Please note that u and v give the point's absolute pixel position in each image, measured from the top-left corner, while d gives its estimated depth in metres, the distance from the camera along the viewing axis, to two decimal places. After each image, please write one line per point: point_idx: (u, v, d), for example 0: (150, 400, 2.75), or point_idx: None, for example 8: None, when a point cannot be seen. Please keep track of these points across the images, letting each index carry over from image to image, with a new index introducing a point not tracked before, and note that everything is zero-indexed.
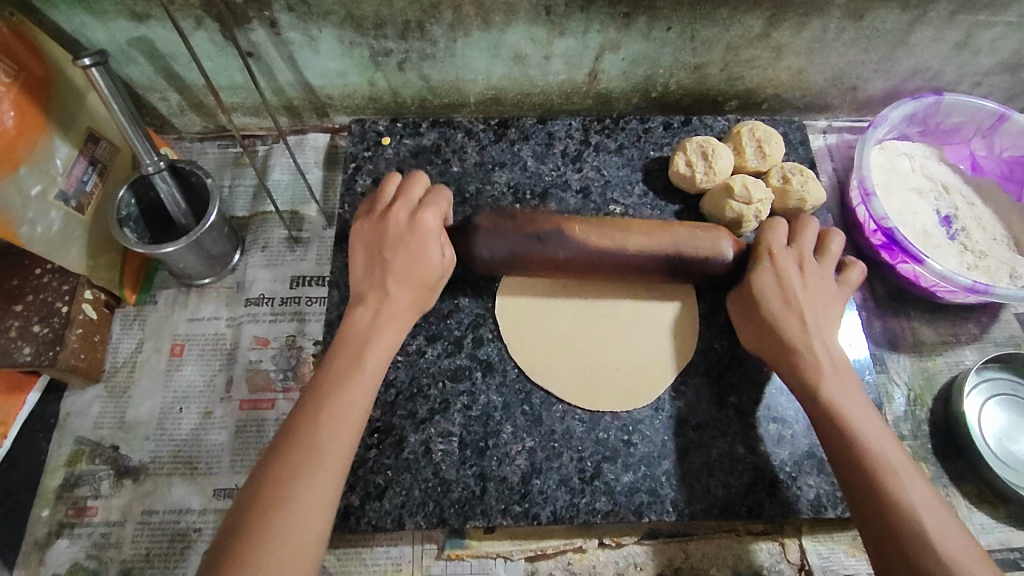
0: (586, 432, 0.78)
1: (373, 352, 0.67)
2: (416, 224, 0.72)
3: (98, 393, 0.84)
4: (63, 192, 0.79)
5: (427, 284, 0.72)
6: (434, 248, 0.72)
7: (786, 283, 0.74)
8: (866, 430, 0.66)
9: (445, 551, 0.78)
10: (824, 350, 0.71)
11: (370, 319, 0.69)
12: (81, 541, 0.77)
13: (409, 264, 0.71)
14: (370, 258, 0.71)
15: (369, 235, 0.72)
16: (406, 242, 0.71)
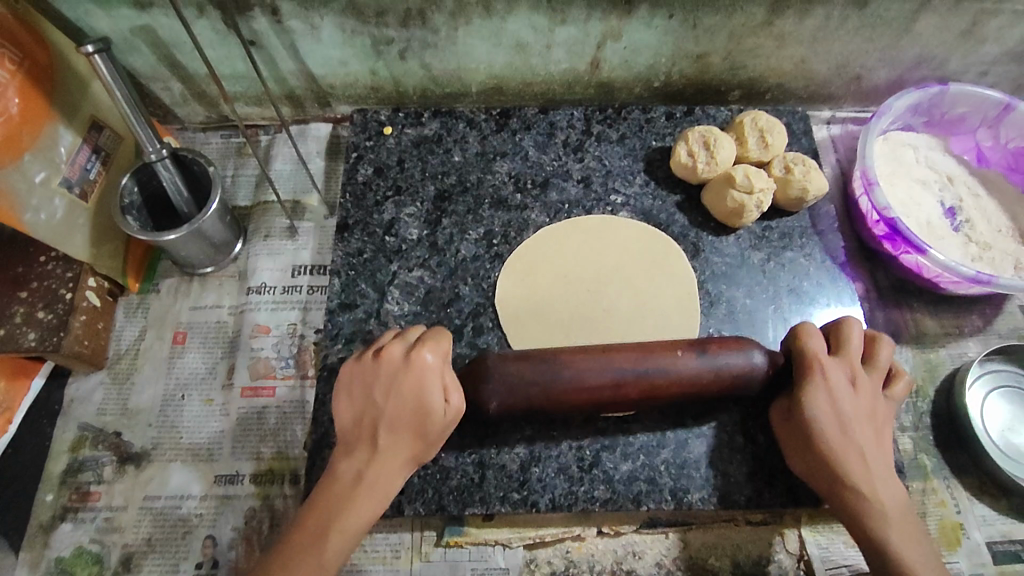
0: (585, 421, 0.79)
1: (360, 502, 0.65)
2: (410, 364, 0.67)
3: (101, 379, 0.85)
4: (67, 180, 0.80)
5: (425, 434, 0.67)
6: (433, 374, 0.67)
7: (837, 398, 0.68)
8: (913, 555, 0.64)
9: (444, 538, 0.78)
10: (878, 480, 0.67)
11: (365, 455, 0.66)
12: (85, 525, 0.78)
13: (403, 407, 0.66)
14: (366, 396, 0.67)
15: (366, 402, 0.67)
16: (399, 382, 0.67)
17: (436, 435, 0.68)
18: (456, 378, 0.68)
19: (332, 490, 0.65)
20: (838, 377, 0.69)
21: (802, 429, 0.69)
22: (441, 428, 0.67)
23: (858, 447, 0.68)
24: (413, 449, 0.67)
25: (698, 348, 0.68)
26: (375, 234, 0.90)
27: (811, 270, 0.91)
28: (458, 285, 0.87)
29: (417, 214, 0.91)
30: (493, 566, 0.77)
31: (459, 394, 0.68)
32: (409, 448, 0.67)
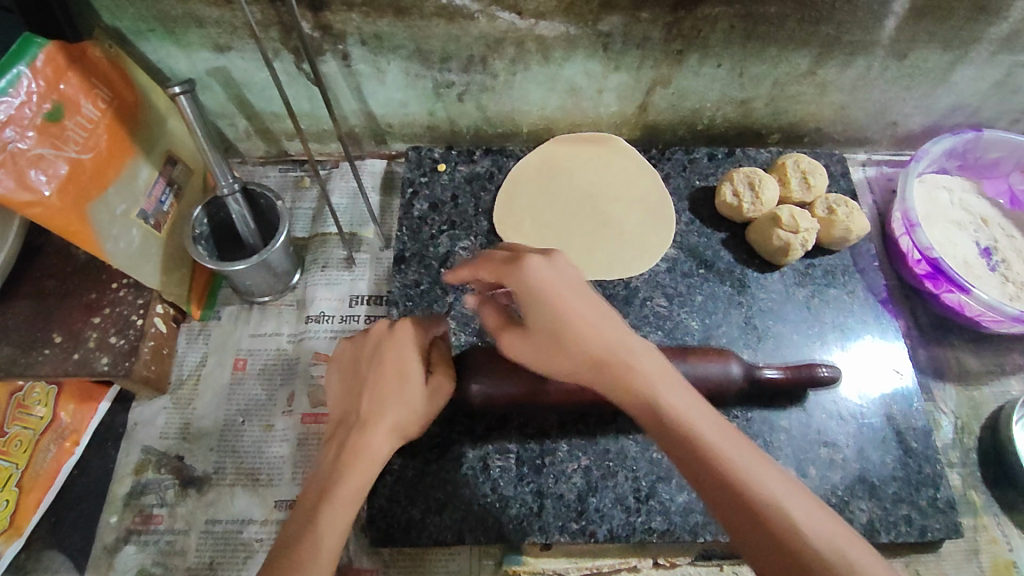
0: (640, 452, 0.81)
1: (344, 484, 0.60)
2: (397, 335, 0.68)
3: (164, 404, 0.87)
4: (144, 211, 0.83)
5: (410, 413, 0.66)
6: (416, 347, 0.68)
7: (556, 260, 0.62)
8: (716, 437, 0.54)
9: (503, 566, 0.78)
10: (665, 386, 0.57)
11: (347, 445, 0.63)
12: (148, 548, 0.79)
13: (386, 378, 0.66)
14: (355, 377, 0.68)
15: (352, 378, 0.68)
16: (383, 355, 0.68)
17: (423, 409, 0.67)
18: (442, 353, 0.70)
19: (316, 482, 0.61)
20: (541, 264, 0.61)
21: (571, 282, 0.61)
22: (429, 402, 0.67)
23: (711, 429, 0.55)
24: (407, 414, 0.65)
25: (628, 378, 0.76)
26: (431, 266, 0.93)
27: (854, 307, 0.93)
28: None
29: (472, 247, 0.94)
30: None
31: (445, 370, 0.69)
32: (400, 422, 0.65)
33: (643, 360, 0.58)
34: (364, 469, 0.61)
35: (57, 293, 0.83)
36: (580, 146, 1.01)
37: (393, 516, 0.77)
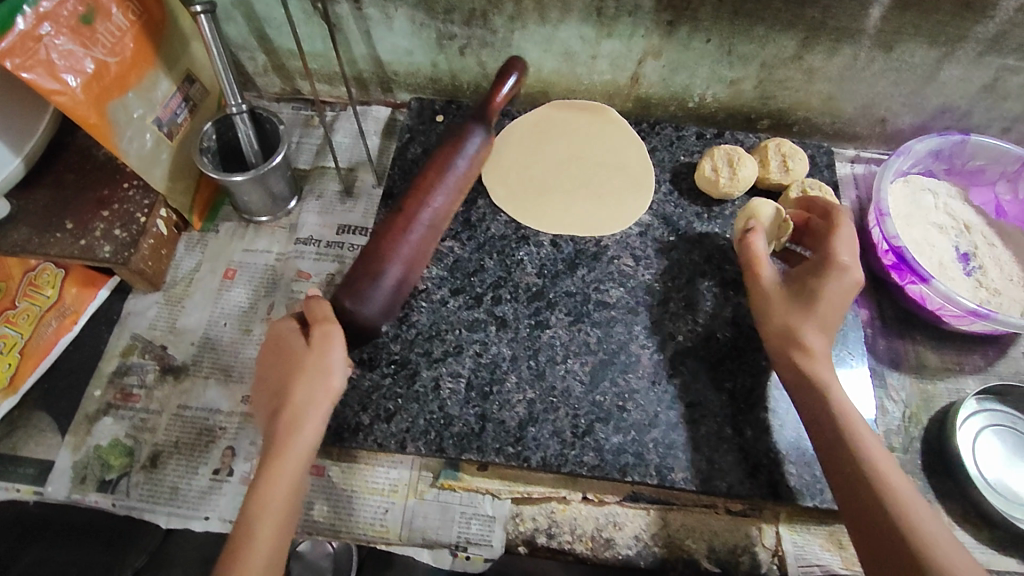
0: (584, 393, 0.86)
1: (266, 478, 0.67)
2: (279, 336, 0.76)
3: (157, 299, 0.95)
4: (159, 119, 0.90)
5: (307, 373, 0.72)
6: (295, 332, 0.75)
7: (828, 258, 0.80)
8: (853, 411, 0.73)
9: (439, 480, 0.84)
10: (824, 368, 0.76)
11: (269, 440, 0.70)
12: (123, 421, 0.86)
13: (286, 368, 0.73)
14: (261, 382, 0.77)
15: (263, 391, 0.76)
16: (281, 354, 0.75)
17: (320, 374, 0.72)
18: (322, 315, 0.75)
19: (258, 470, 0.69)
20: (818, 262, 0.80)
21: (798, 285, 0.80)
22: (319, 354, 0.72)
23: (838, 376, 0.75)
24: (310, 386, 0.71)
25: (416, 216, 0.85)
26: None
27: None
28: (484, 258, 0.94)
29: None
30: (481, 513, 0.83)
31: (324, 326, 0.73)
32: (305, 399, 0.71)
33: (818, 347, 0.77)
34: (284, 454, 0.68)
35: (75, 186, 0.92)
36: (574, 111, 1.05)
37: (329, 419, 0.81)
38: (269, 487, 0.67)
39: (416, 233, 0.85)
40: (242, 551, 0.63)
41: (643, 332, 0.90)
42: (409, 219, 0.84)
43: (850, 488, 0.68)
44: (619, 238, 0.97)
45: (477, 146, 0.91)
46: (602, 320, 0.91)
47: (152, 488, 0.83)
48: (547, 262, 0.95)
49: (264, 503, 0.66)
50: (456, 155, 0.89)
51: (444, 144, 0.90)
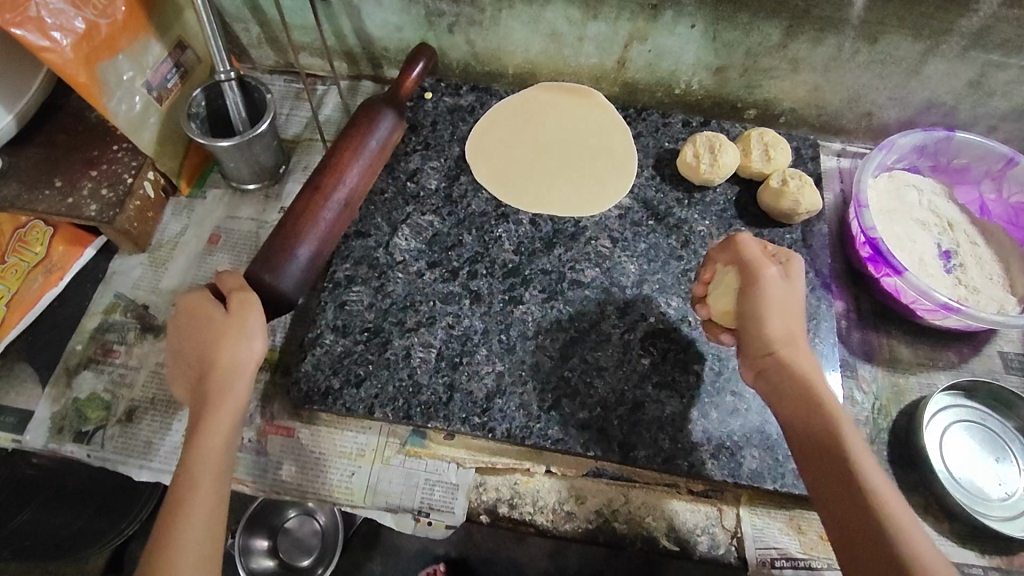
0: (553, 368, 0.87)
1: (191, 452, 0.66)
2: (191, 310, 0.74)
3: (142, 260, 0.97)
4: (149, 83, 0.92)
5: (219, 344, 0.70)
6: (211, 301, 0.74)
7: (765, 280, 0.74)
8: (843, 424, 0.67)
9: (406, 447, 0.86)
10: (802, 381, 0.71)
11: (197, 405, 0.70)
12: (102, 376, 0.89)
13: (200, 342, 0.72)
14: (175, 356, 0.75)
15: (182, 365, 0.74)
16: (192, 326, 0.73)
17: (243, 335, 0.71)
18: (239, 284, 0.75)
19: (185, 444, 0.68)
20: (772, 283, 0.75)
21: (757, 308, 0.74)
22: (233, 324, 0.71)
23: (815, 374, 0.70)
24: (233, 347, 0.70)
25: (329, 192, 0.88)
26: (399, 179, 0.99)
27: None
28: (462, 234, 0.95)
29: (440, 168, 1.01)
30: (445, 480, 0.84)
31: (240, 295, 0.73)
32: (228, 361, 0.70)
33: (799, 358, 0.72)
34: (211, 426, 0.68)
35: (67, 146, 0.94)
36: (561, 95, 1.07)
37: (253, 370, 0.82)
38: (198, 451, 0.66)
39: (332, 210, 0.88)
40: (181, 514, 0.63)
41: (615, 312, 0.91)
42: (325, 198, 0.87)
43: (840, 499, 0.63)
44: (598, 219, 0.98)
45: (388, 128, 0.95)
46: (575, 299, 0.92)
47: (125, 441, 0.85)
48: (525, 240, 0.96)
49: (196, 479, 0.65)
50: (369, 137, 0.93)
51: (352, 126, 0.94)
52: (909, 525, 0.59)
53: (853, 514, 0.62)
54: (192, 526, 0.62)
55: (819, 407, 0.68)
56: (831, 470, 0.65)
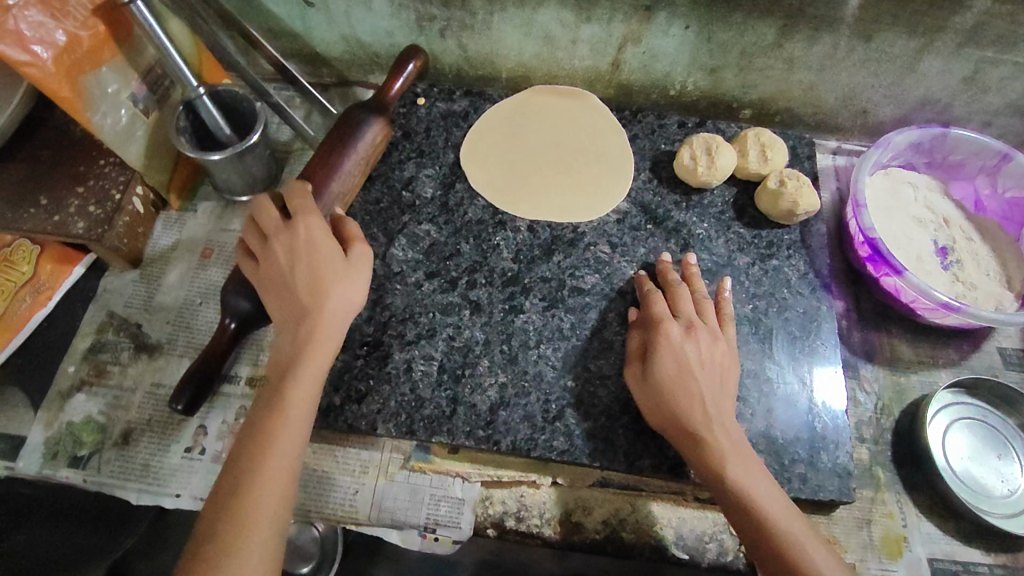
0: (556, 377, 0.86)
1: (301, 378, 0.70)
2: (299, 233, 0.75)
3: (133, 277, 0.95)
4: (134, 96, 0.89)
5: (329, 283, 0.73)
6: (322, 229, 0.77)
7: (677, 341, 0.79)
8: (750, 480, 0.70)
9: (410, 462, 0.85)
10: (721, 430, 0.73)
11: (296, 332, 0.72)
12: (97, 398, 0.87)
13: (304, 271, 0.74)
14: (264, 274, 0.75)
15: (269, 274, 0.75)
16: (298, 251, 0.74)
17: (354, 283, 0.75)
18: (354, 233, 0.80)
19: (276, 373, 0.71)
20: (679, 336, 0.79)
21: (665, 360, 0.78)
22: (353, 272, 0.76)
23: (714, 423, 0.73)
24: (346, 289, 0.74)
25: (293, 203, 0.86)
26: (394, 187, 0.98)
27: (792, 279, 0.96)
28: (460, 243, 0.94)
29: (435, 175, 0.99)
30: (451, 495, 0.84)
31: (361, 248, 0.78)
32: (338, 300, 0.73)
33: (695, 412, 0.74)
34: (315, 357, 0.71)
35: (51, 162, 0.92)
36: (555, 98, 1.06)
37: (200, 371, 0.82)
38: (306, 380, 0.70)
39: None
40: (271, 432, 0.67)
41: (617, 320, 0.90)
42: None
43: (759, 543, 0.67)
44: (596, 224, 0.97)
45: (369, 137, 0.93)
46: (576, 306, 0.91)
47: (123, 465, 0.83)
48: (523, 248, 0.95)
49: (297, 407, 0.69)
50: (352, 145, 0.91)
51: (333, 134, 0.92)
52: (810, 548, 0.66)
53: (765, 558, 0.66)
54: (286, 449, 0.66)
55: (721, 460, 0.71)
56: (738, 513, 0.69)
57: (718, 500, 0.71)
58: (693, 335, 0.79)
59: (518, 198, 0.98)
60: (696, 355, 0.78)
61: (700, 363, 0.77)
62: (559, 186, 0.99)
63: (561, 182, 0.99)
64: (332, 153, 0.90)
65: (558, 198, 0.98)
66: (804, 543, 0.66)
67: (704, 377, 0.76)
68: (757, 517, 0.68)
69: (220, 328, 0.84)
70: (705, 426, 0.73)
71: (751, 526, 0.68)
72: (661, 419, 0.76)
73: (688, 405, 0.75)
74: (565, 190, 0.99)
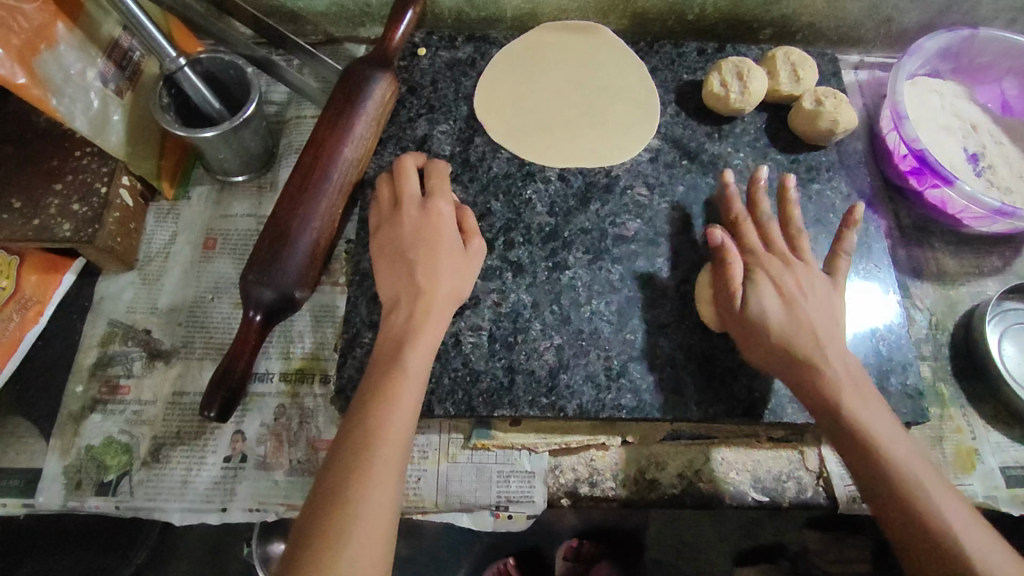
0: (614, 333, 0.81)
1: (415, 345, 0.71)
2: (425, 213, 0.77)
3: (131, 279, 0.85)
4: (102, 75, 0.78)
5: (443, 269, 0.75)
6: (449, 218, 0.78)
7: (784, 292, 0.73)
8: (870, 419, 0.65)
9: (471, 441, 0.79)
10: (832, 351, 0.69)
11: (412, 301, 0.73)
12: (114, 416, 0.78)
13: (426, 249, 0.75)
14: (388, 242, 0.77)
15: (388, 239, 0.77)
16: (422, 230, 0.76)
17: (466, 274, 0.77)
18: (471, 224, 0.80)
19: (390, 339, 0.72)
20: (784, 278, 0.74)
21: (753, 318, 0.72)
22: (468, 260, 0.78)
23: (828, 347, 0.69)
24: (459, 278, 0.76)
25: (311, 170, 0.79)
26: (408, 148, 0.89)
27: (837, 202, 0.92)
28: (490, 201, 0.87)
29: (451, 131, 0.91)
30: (519, 469, 0.79)
31: (477, 241, 0.79)
32: (451, 286, 0.75)
33: (833, 365, 0.68)
34: (429, 325, 0.72)
35: (16, 159, 0.80)
36: (566, 35, 0.98)
37: (230, 375, 0.73)
38: (418, 344, 0.71)
39: (328, 190, 0.79)
40: (391, 389, 0.67)
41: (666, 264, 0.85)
42: (320, 176, 0.79)
43: (863, 467, 0.63)
44: (629, 166, 0.91)
45: (377, 92, 0.84)
46: (623, 255, 0.85)
47: (158, 484, 0.75)
48: (557, 200, 0.88)
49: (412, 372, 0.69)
50: (361, 101, 0.83)
51: (337, 93, 0.83)
52: (941, 500, 0.60)
53: (897, 519, 0.60)
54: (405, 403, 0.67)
55: (834, 385, 0.67)
56: (846, 451, 0.65)
57: (833, 441, 0.66)
58: (791, 267, 0.75)
59: (539, 145, 0.91)
60: (794, 281, 0.74)
61: (804, 294, 0.73)
62: (580, 129, 0.92)
63: (582, 123, 0.92)
64: (343, 111, 0.82)
65: (582, 142, 0.91)
66: (889, 443, 0.63)
67: (813, 309, 0.72)
68: (861, 438, 0.64)
69: (244, 323, 0.76)
70: (815, 347, 0.69)
71: (866, 454, 0.63)
72: (783, 369, 0.71)
73: (798, 339, 0.70)
74: (587, 132, 0.92)
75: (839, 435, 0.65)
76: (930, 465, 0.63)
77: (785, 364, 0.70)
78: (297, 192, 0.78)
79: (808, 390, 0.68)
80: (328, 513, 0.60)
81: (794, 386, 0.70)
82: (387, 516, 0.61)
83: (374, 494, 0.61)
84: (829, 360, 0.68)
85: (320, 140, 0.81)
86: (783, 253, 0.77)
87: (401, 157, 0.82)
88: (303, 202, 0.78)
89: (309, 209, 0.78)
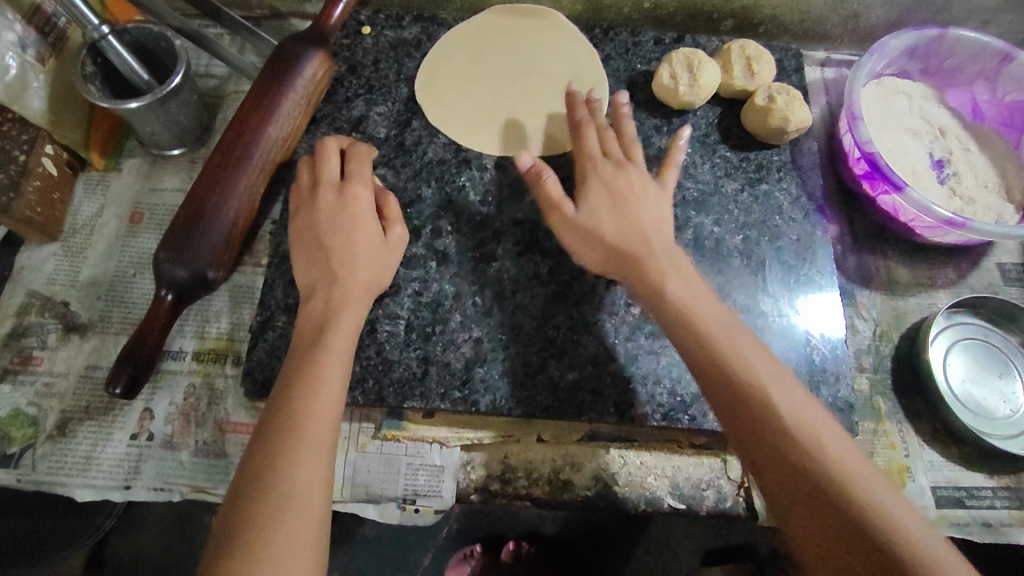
0: (536, 328, 0.79)
1: (334, 333, 0.67)
2: (345, 197, 0.75)
3: (54, 251, 0.84)
4: (22, 39, 0.76)
5: (358, 256, 0.73)
6: (368, 203, 0.76)
7: (611, 185, 0.74)
8: (749, 362, 0.58)
9: (382, 431, 0.79)
10: (705, 312, 0.63)
11: (327, 287, 0.71)
12: (24, 388, 0.78)
13: (343, 234, 0.73)
14: (307, 226, 0.75)
15: (306, 224, 0.75)
16: (340, 214, 0.74)
17: (385, 261, 0.75)
18: (395, 210, 0.78)
19: (310, 327, 0.69)
20: (622, 182, 0.74)
21: (594, 235, 0.72)
22: (389, 248, 0.76)
23: (695, 305, 0.64)
24: (376, 265, 0.74)
25: (232, 147, 0.77)
26: (342, 129, 0.87)
27: (784, 205, 0.88)
28: (421, 186, 0.85)
29: (388, 113, 0.88)
30: (428, 463, 0.78)
31: (399, 228, 0.78)
32: (369, 271, 0.73)
33: (698, 305, 0.64)
34: (348, 306, 0.70)
35: None
36: (517, 18, 0.95)
37: (136, 351, 0.71)
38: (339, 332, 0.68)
39: (250, 169, 0.77)
40: (316, 373, 0.63)
41: None
42: (241, 154, 0.77)
43: (752, 439, 0.55)
44: (570, 157, 0.88)
45: (308, 68, 0.82)
46: (553, 249, 0.83)
47: (61, 458, 0.75)
48: (491, 188, 0.85)
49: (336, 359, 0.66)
50: (289, 77, 0.80)
51: (266, 68, 0.81)
52: (853, 463, 0.52)
53: (797, 501, 0.51)
54: (330, 389, 0.63)
55: (709, 336, 0.61)
56: (732, 410, 0.56)
57: (697, 373, 0.60)
58: (620, 169, 0.75)
59: (478, 130, 0.88)
60: (627, 186, 0.74)
61: (636, 195, 0.73)
62: (523, 114, 0.89)
63: (525, 108, 0.89)
64: (270, 87, 0.79)
65: (523, 128, 0.88)
66: (772, 389, 0.56)
67: (646, 208, 0.72)
68: (743, 386, 0.56)
69: (155, 302, 0.74)
70: (667, 281, 0.66)
71: (744, 399, 0.56)
72: (685, 350, 0.62)
73: (655, 274, 0.67)
74: (530, 117, 0.89)
75: (715, 389, 0.58)
76: (844, 438, 0.54)
77: (670, 316, 0.64)
78: (218, 170, 0.76)
79: (683, 337, 0.62)
80: (259, 495, 0.55)
81: (675, 329, 0.64)
82: (322, 491, 0.58)
83: (303, 477, 0.57)
84: (667, 291, 0.65)
85: (244, 117, 0.78)
86: (619, 158, 0.77)
87: (324, 140, 0.79)
88: (222, 180, 0.75)
89: (230, 188, 0.76)
